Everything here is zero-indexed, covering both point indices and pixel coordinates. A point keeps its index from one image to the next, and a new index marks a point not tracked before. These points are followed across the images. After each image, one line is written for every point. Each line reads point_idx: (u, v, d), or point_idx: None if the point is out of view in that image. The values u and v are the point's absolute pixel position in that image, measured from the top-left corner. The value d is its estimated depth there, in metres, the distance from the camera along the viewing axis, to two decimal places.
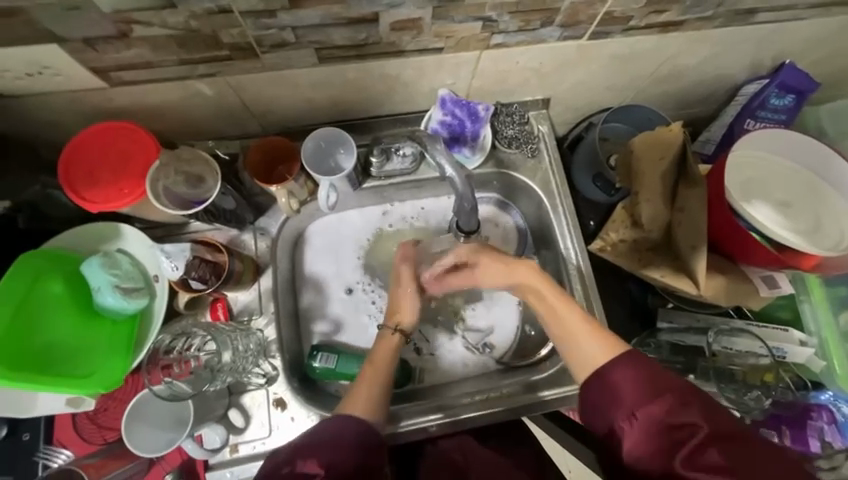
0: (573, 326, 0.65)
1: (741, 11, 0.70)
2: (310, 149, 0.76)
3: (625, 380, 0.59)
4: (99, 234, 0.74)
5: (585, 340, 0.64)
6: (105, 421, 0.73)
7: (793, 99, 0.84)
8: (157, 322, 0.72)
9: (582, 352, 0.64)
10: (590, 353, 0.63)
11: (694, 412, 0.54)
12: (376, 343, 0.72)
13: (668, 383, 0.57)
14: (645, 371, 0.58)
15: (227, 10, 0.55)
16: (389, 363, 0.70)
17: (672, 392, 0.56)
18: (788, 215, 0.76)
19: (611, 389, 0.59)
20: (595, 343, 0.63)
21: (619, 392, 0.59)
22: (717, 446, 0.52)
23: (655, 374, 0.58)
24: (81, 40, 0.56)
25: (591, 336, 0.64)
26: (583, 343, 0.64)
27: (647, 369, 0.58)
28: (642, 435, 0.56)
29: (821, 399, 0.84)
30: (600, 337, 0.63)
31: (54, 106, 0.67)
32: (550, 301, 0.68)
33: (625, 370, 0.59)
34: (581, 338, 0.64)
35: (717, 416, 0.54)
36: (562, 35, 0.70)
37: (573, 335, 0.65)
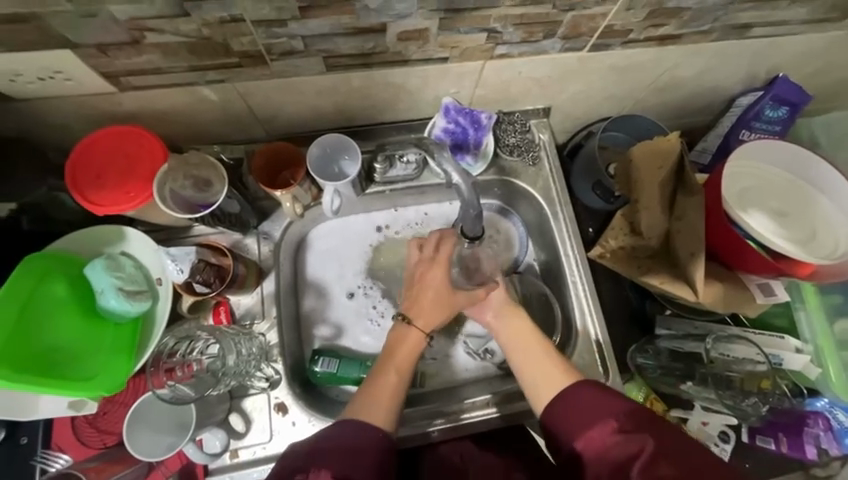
0: (535, 354, 0.70)
1: (737, 26, 0.72)
2: (316, 155, 0.77)
3: (579, 400, 0.62)
4: (103, 238, 0.74)
5: (544, 366, 0.68)
6: (106, 424, 0.73)
7: (786, 111, 0.87)
8: (160, 325, 0.72)
9: (542, 379, 0.67)
10: (550, 383, 0.66)
11: (642, 428, 0.56)
12: (402, 343, 0.72)
13: (615, 404, 0.59)
14: (596, 391, 0.61)
15: (239, 19, 0.56)
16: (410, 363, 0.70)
17: (621, 410, 0.58)
18: (784, 224, 0.78)
19: (566, 411, 0.62)
20: (554, 372, 0.67)
21: (574, 412, 0.61)
22: (662, 463, 0.53)
23: (606, 395, 0.61)
24: (94, 46, 0.57)
25: (547, 364, 0.68)
26: (538, 371, 0.68)
27: (597, 393, 0.61)
28: (595, 454, 0.57)
29: (817, 406, 0.85)
30: (559, 367, 0.67)
31: (62, 110, 0.67)
32: (515, 330, 0.73)
33: (578, 395, 0.62)
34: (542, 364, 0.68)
35: (664, 432, 0.55)
36: (563, 47, 0.72)
37: (534, 364, 0.69)
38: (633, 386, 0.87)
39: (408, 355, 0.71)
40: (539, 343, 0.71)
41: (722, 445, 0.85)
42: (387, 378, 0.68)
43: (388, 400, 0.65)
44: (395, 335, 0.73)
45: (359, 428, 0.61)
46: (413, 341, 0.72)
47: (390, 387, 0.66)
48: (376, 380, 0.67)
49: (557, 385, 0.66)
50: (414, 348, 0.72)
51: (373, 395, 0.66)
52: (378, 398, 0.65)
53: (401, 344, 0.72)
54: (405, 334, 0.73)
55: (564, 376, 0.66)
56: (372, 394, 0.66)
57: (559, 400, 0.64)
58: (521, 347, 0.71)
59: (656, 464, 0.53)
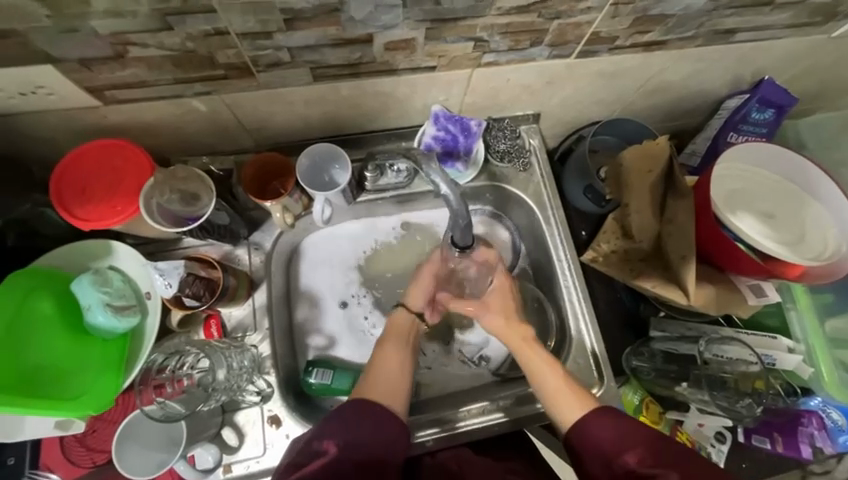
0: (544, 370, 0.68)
1: (721, 31, 0.73)
2: (306, 165, 0.77)
3: (599, 429, 0.60)
4: (91, 252, 0.73)
5: (560, 389, 0.66)
6: (95, 443, 0.72)
7: (772, 113, 0.87)
8: (148, 340, 0.71)
9: (559, 403, 0.65)
10: (566, 409, 0.64)
11: (666, 464, 0.55)
12: (390, 322, 0.74)
13: (639, 436, 0.58)
14: (621, 423, 0.60)
15: (224, 32, 0.55)
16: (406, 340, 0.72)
17: (643, 442, 0.57)
18: (772, 226, 0.78)
19: (586, 440, 0.61)
20: (570, 398, 0.64)
21: (596, 442, 0.60)
22: None
23: (629, 425, 0.59)
24: (76, 61, 0.56)
25: (564, 388, 0.65)
26: (558, 391, 0.65)
27: (620, 423, 0.60)
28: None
29: (811, 405, 0.85)
30: (574, 389, 0.65)
31: (46, 124, 0.66)
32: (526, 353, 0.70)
33: (601, 424, 0.61)
34: (560, 393, 0.65)
35: (688, 467, 0.54)
36: (550, 54, 0.72)
37: (548, 385, 0.67)
38: (628, 390, 0.88)
39: (410, 339, 0.73)
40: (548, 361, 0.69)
41: (718, 446, 0.86)
42: (399, 358, 0.69)
43: (401, 380, 0.66)
44: (393, 319, 0.74)
45: (386, 415, 0.61)
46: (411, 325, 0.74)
47: (402, 376, 0.67)
48: (384, 362, 0.68)
49: (574, 411, 0.63)
50: (413, 333, 0.74)
51: (396, 379, 0.66)
52: (388, 380, 0.66)
53: (400, 329, 0.73)
54: (406, 316, 0.74)
55: (581, 397, 0.65)
56: (382, 377, 0.66)
57: (579, 428, 0.62)
58: (537, 371, 0.68)
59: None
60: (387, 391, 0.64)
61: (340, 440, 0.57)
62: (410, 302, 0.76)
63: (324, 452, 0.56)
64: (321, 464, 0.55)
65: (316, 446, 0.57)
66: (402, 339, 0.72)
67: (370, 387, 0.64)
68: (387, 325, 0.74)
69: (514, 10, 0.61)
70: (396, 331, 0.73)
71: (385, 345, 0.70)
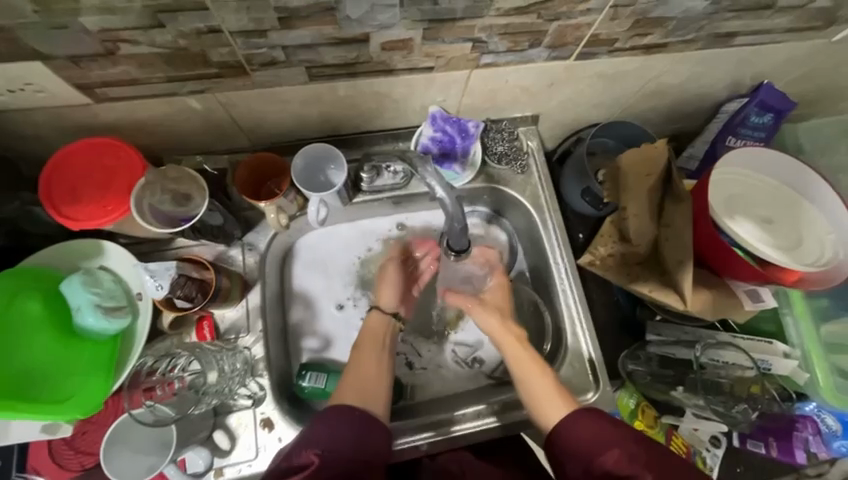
0: (533, 371, 0.67)
1: (722, 34, 0.73)
2: (300, 166, 0.76)
3: (580, 431, 0.60)
4: (81, 252, 0.72)
5: (546, 390, 0.65)
6: (84, 445, 0.71)
7: (771, 118, 0.87)
8: (139, 342, 0.70)
9: (541, 404, 0.64)
10: (551, 410, 0.63)
11: (641, 464, 0.55)
12: (365, 322, 0.73)
13: (615, 436, 0.58)
14: (597, 422, 0.59)
15: (217, 30, 0.54)
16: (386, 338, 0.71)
17: (619, 441, 0.57)
18: (770, 232, 0.78)
19: (567, 439, 0.60)
20: (554, 399, 0.64)
21: (577, 443, 0.59)
22: None
23: (606, 426, 0.59)
24: (66, 58, 0.55)
25: (550, 388, 0.65)
26: (545, 391, 0.65)
27: (597, 424, 0.59)
28: None
29: (806, 410, 0.86)
30: (559, 389, 0.65)
31: (35, 121, 0.65)
32: (517, 352, 0.69)
33: (578, 425, 0.60)
34: (545, 393, 0.65)
35: (662, 465, 0.55)
36: (549, 56, 0.71)
37: (536, 385, 0.66)
38: (624, 394, 0.86)
39: (386, 340, 0.71)
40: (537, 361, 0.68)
41: (713, 450, 0.85)
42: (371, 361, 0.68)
43: (379, 382, 0.65)
44: (368, 323, 0.72)
45: (361, 418, 0.60)
46: (387, 325, 0.72)
47: (372, 379, 0.65)
48: (360, 368, 0.67)
49: (558, 411, 0.63)
50: (389, 333, 0.72)
51: (368, 384, 0.65)
52: (364, 384, 0.65)
53: (375, 334, 0.71)
54: (379, 318, 0.73)
55: (565, 398, 0.64)
56: (361, 381, 0.65)
57: (561, 428, 0.61)
58: (526, 371, 0.67)
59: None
60: (364, 393, 0.64)
61: (321, 448, 0.56)
62: (382, 303, 0.74)
63: (307, 463, 0.55)
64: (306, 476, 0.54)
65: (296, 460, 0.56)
66: (378, 342, 0.70)
67: (347, 394, 0.63)
68: (362, 329, 0.72)
69: (513, 11, 0.60)
70: (371, 333, 0.71)
71: (360, 350, 0.69)
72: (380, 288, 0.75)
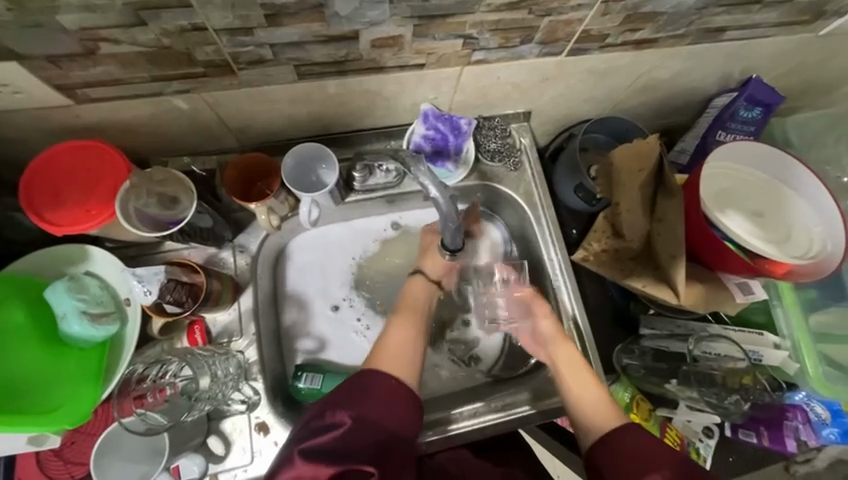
0: (583, 377, 0.68)
1: (711, 29, 0.73)
2: (291, 166, 0.74)
3: (629, 445, 0.60)
4: (66, 257, 0.70)
5: (594, 397, 0.66)
6: (73, 455, 0.69)
7: (760, 112, 0.88)
8: (128, 348, 0.68)
9: (590, 412, 0.65)
10: (598, 417, 0.64)
11: None
12: (409, 285, 0.74)
13: (665, 458, 0.58)
14: (647, 441, 0.60)
15: (202, 28, 0.53)
16: (424, 305, 0.72)
17: (669, 463, 0.58)
18: (760, 225, 0.79)
19: (614, 449, 0.60)
20: (605, 407, 0.65)
21: (623, 455, 0.60)
22: None
23: (655, 445, 0.59)
24: (44, 58, 0.53)
25: (601, 397, 0.66)
26: (594, 399, 0.66)
27: (645, 442, 0.60)
28: None
29: (796, 400, 0.87)
30: (610, 400, 0.66)
31: (13, 124, 0.63)
32: (569, 356, 0.70)
33: (627, 438, 0.61)
34: (594, 400, 0.66)
35: None
36: (541, 52, 0.71)
37: (582, 388, 0.67)
38: (619, 388, 0.87)
39: (424, 306, 0.72)
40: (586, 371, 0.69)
41: (706, 441, 0.87)
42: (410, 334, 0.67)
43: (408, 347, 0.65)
44: (412, 286, 0.73)
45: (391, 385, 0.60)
46: (429, 291, 0.73)
47: (409, 347, 0.65)
48: (398, 332, 0.67)
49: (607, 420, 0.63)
50: (429, 299, 0.73)
51: (400, 347, 0.65)
52: (398, 351, 0.64)
53: (417, 299, 0.72)
54: (423, 285, 0.74)
55: (612, 409, 0.65)
56: (398, 346, 0.65)
57: (609, 436, 0.62)
58: (574, 376, 0.68)
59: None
60: (398, 355, 0.64)
61: (354, 412, 0.57)
62: (429, 270, 0.75)
63: (338, 425, 0.56)
64: (336, 437, 0.55)
65: (329, 418, 0.57)
66: (417, 307, 0.71)
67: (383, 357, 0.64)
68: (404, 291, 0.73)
69: (504, 7, 0.59)
70: (413, 297, 0.72)
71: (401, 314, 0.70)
72: (428, 255, 0.76)
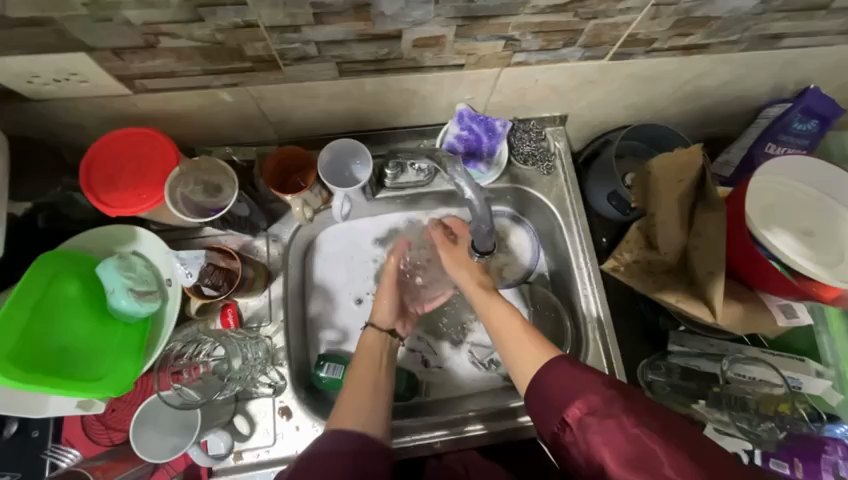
0: (508, 327, 0.71)
1: (769, 36, 0.69)
2: (327, 160, 0.76)
3: (556, 379, 0.61)
4: (117, 237, 0.75)
5: (520, 344, 0.68)
6: (114, 422, 0.74)
7: (816, 125, 0.82)
8: (168, 326, 0.73)
9: (516, 361, 0.68)
10: (525, 364, 0.66)
11: (613, 405, 0.56)
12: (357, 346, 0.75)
13: (587, 383, 0.59)
14: (571, 370, 0.61)
15: (253, 25, 0.55)
16: (377, 358, 0.73)
17: (595, 388, 0.58)
18: (810, 245, 0.74)
19: (546, 395, 0.61)
20: (529, 350, 0.67)
21: (553, 395, 0.61)
22: (640, 440, 0.53)
23: (576, 371, 0.61)
24: (109, 50, 0.57)
25: (526, 340, 0.68)
26: (520, 347, 0.68)
27: (570, 372, 0.61)
28: (580, 436, 0.57)
29: (837, 433, 0.79)
30: (533, 340, 0.68)
31: (78, 110, 0.68)
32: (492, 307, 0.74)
33: (554, 375, 0.62)
34: (520, 349, 0.68)
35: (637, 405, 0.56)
36: (583, 55, 0.69)
37: (508, 339, 0.70)
38: None
39: (382, 355, 0.73)
40: (513, 318, 0.72)
41: None
42: (370, 383, 0.69)
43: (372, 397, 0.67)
44: (364, 339, 0.75)
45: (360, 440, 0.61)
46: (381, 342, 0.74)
47: (371, 400, 0.66)
48: (355, 385, 0.68)
49: (531, 362, 0.66)
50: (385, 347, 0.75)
51: (363, 399, 0.66)
52: (359, 404, 0.65)
53: (370, 349, 0.73)
54: (374, 335, 0.75)
55: (538, 348, 0.67)
56: (356, 400, 0.66)
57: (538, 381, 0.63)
58: (499, 327, 0.72)
59: (651, 446, 0.52)
60: (363, 414, 0.64)
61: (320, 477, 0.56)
62: (378, 321, 0.76)
63: None
64: None
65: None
66: (373, 358, 0.72)
67: (348, 417, 0.64)
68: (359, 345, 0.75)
69: (549, 9, 0.59)
70: (366, 349, 0.73)
71: (357, 368, 0.71)
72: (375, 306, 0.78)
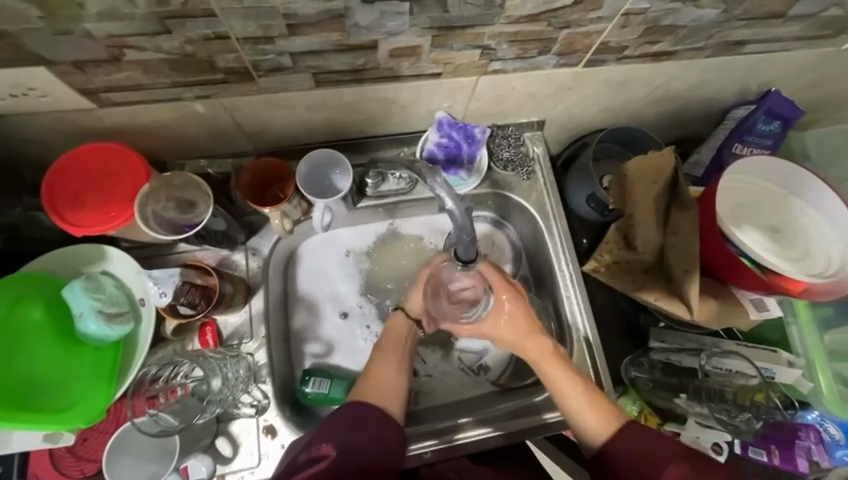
0: (568, 389, 0.67)
1: (732, 43, 0.72)
2: (305, 172, 0.75)
3: (627, 450, 0.61)
4: (84, 256, 0.71)
5: (585, 407, 0.66)
6: (85, 452, 0.70)
7: (778, 125, 0.87)
8: (142, 349, 0.69)
9: (583, 423, 0.65)
10: (593, 428, 0.64)
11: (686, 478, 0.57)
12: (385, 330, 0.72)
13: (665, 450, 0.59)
14: (647, 439, 0.61)
15: (225, 37, 0.54)
16: (404, 343, 0.71)
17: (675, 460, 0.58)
18: (776, 241, 0.78)
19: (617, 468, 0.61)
20: (597, 414, 0.65)
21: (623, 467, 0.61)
22: None
23: (652, 440, 0.61)
24: (71, 64, 0.54)
25: (592, 405, 0.65)
26: (585, 409, 0.65)
27: (646, 441, 0.61)
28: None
29: (808, 419, 0.85)
30: (598, 406, 0.65)
31: (38, 126, 0.64)
32: (546, 365, 0.69)
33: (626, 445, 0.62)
34: (585, 414, 0.65)
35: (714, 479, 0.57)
36: (558, 63, 0.71)
37: (571, 401, 0.66)
38: (626, 401, 0.87)
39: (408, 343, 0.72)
40: (569, 374, 0.68)
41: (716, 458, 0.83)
42: (397, 369, 0.68)
43: (398, 389, 0.66)
44: (393, 323, 0.73)
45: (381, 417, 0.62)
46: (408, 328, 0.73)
47: (397, 384, 0.66)
48: (378, 369, 0.67)
49: (600, 427, 0.64)
50: (410, 336, 0.73)
51: (386, 382, 0.66)
52: (387, 387, 0.65)
53: (397, 333, 0.72)
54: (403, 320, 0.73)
55: (606, 412, 0.65)
56: (378, 381, 0.66)
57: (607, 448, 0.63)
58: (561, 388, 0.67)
59: None
60: (385, 393, 0.65)
61: (339, 443, 0.58)
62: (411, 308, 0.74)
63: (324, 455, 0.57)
64: (322, 467, 0.56)
65: (313, 451, 0.58)
66: (401, 344, 0.71)
67: (372, 394, 0.64)
68: (386, 328, 0.73)
69: (523, 19, 0.59)
70: (396, 333, 0.72)
71: (386, 349, 0.70)
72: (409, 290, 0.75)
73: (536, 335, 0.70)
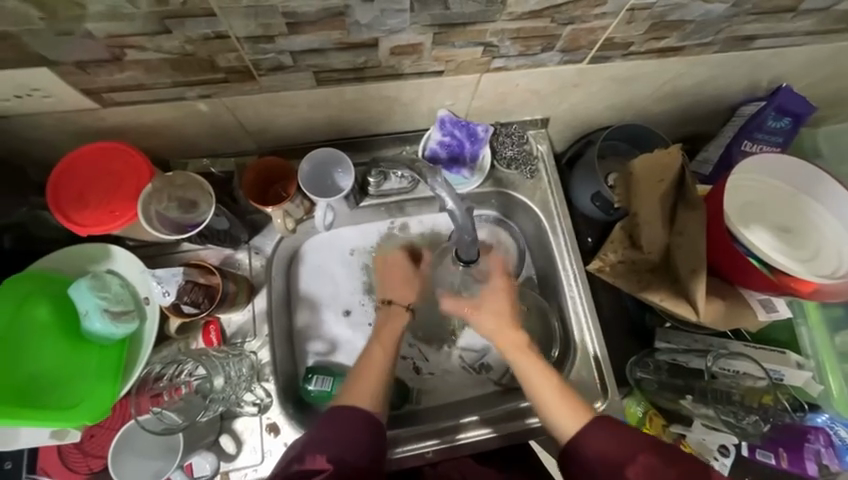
0: (542, 380, 0.65)
1: (741, 38, 0.70)
2: (307, 171, 0.75)
3: (598, 443, 0.60)
4: (89, 255, 0.72)
5: (557, 402, 0.63)
6: (92, 448, 0.71)
7: (789, 122, 0.85)
8: (146, 348, 0.70)
9: (554, 416, 0.63)
10: (563, 422, 0.62)
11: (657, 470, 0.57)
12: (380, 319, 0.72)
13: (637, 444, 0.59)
14: (620, 433, 0.60)
15: (225, 36, 0.54)
16: (394, 334, 0.70)
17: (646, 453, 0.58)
18: (786, 241, 0.76)
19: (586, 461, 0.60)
20: (569, 410, 0.63)
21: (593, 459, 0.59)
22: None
23: (624, 434, 0.60)
24: (73, 64, 0.55)
25: (564, 400, 0.63)
26: (558, 405, 0.63)
27: (619, 436, 0.60)
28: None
29: (818, 422, 0.82)
30: (571, 400, 0.63)
31: (43, 126, 0.65)
32: (523, 355, 0.67)
33: (598, 437, 0.60)
34: (555, 408, 0.63)
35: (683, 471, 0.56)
36: (562, 60, 0.70)
37: (543, 393, 0.64)
38: (631, 401, 0.85)
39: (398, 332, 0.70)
40: (544, 368, 0.66)
41: (722, 459, 0.83)
42: (381, 364, 0.66)
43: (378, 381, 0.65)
44: (381, 315, 0.72)
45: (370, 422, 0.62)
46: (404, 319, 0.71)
47: (376, 378, 0.65)
48: (368, 364, 0.66)
49: (571, 422, 0.62)
50: (401, 323, 0.71)
51: (373, 378, 0.65)
52: (373, 384, 0.64)
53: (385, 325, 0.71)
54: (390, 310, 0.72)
55: (578, 408, 0.63)
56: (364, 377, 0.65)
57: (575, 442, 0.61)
58: (534, 378, 0.65)
59: None
60: (371, 389, 0.64)
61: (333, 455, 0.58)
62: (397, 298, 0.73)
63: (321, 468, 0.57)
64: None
65: (307, 463, 0.58)
66: (391, 338, 0.69)
67: (361, 392, 0.63)
68: (377, 319, 0.72)
69: (525, 15, 0.58)
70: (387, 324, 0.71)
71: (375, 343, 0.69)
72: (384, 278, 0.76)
73: (514, 322, 0.69)
